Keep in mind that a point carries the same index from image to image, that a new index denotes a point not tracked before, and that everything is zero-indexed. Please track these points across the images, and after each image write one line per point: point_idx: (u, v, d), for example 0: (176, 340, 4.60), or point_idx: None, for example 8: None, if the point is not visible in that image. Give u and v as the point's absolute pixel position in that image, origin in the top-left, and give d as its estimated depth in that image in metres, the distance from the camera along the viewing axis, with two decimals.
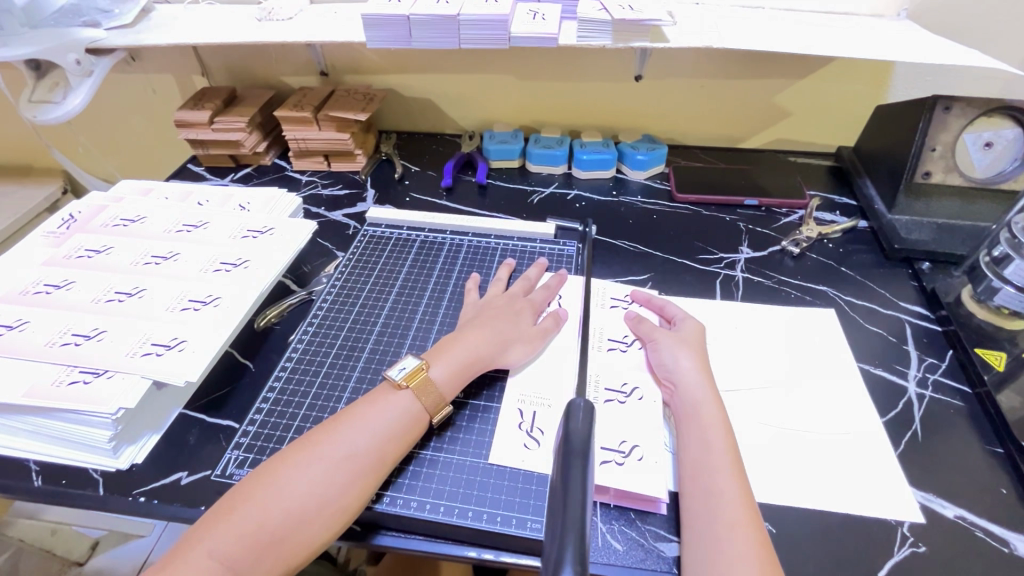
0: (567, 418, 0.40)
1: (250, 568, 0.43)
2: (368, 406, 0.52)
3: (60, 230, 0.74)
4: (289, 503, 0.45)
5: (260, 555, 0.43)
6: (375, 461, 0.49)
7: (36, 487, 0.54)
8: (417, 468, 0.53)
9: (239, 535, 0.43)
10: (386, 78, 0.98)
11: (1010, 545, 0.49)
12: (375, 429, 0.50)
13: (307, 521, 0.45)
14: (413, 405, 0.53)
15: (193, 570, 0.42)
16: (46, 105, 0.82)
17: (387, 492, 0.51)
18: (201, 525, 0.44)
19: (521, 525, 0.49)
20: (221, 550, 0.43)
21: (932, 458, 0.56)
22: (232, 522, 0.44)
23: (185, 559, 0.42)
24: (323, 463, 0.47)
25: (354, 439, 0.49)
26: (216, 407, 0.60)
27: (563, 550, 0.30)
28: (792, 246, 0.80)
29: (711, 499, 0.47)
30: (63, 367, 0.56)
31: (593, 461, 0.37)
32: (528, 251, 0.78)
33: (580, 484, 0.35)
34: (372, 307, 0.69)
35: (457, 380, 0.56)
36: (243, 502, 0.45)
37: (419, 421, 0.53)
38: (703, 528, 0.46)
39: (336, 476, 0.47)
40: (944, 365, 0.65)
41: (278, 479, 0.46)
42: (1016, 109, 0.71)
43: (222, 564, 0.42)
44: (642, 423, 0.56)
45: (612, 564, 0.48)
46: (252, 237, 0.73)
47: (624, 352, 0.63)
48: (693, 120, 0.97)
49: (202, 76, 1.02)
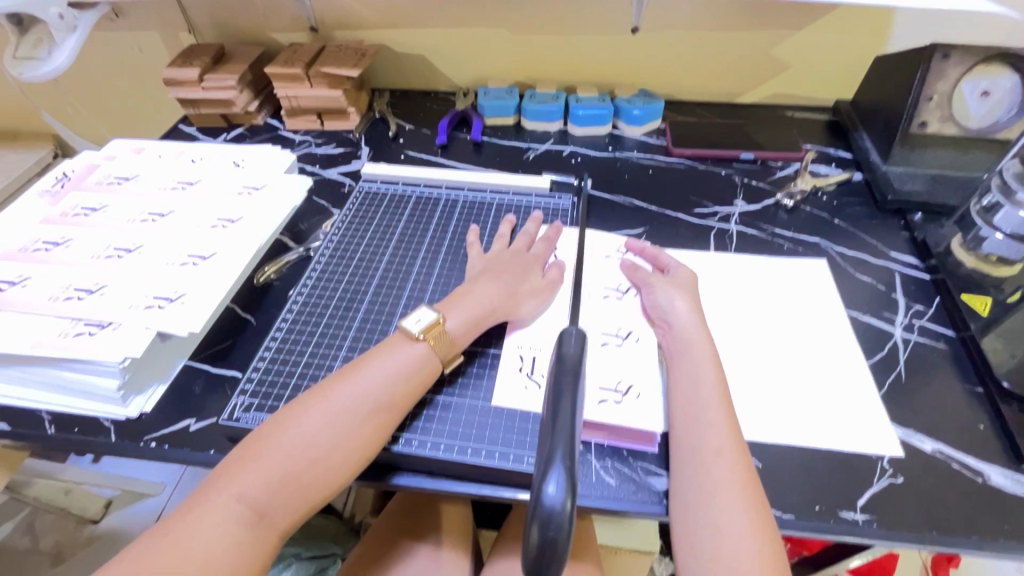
0: (561, 342, 0.43)
1: (275, 509, 0.45)
2: (378, 356, 0.53)
3: (54, 189, 0.74)
4: (307, 447, 0.47)
5: (285, 495, 0.45)
6: (385, 406, 0.51)
7: (49, 434, 0.55)
8: (423, 410, 0.55)
9: (262, 480, 0.45)
10: (377, 33, 0.96)
11: (984, 475, 0.52)
12: (388, 379, 0.52)
13: (326, 465, 0.47)
14: (428, 356, 0.54)
15: (221, 512, 0.44)
16: (31, 62, 0.80)
17: (402, 434, 0.53)
18: (222, 470, 0.46)
19: (519, 459, 0.52)
20: (246, 494, 0.44)
21: (914, 398, 0.58)
22: (254, 466, 0.45)
23: (211, 501, 0.44)
24: (338, 410, 0.49)
25: (367, 387, 0.51)
26: (219, 358, 0.62)
27: (553, 456, 0.33)
28: (786, 199, 0.80)
29: (702, 431, 0.50)
30: (68, 320, 0.57)
31: (583, 379, 0.40)
32: (523, 206, 0.78)
33: (570, 404, 0.37)
34: (370, 260, 0.70)
35: (470, 331, 0.57)
36: (261, 447, 0.47)
37: (429, 370, 0.54)
38: (692, 456, 0.48)
39: (352, 422, 0.49)
40: (931, 311, 0.66)
41: (295, 426, 0.48)
42: (1015, 56, 0.71)
43: (249, 506, 0.44)
44: (636, 364, 0.58)
45: (605, 497, 0.50)
46: (247, 194, 0.73)
47: (620, 300, 0.64)
48: (690, 73, 0.95)
49: (188, 33, 0.99)
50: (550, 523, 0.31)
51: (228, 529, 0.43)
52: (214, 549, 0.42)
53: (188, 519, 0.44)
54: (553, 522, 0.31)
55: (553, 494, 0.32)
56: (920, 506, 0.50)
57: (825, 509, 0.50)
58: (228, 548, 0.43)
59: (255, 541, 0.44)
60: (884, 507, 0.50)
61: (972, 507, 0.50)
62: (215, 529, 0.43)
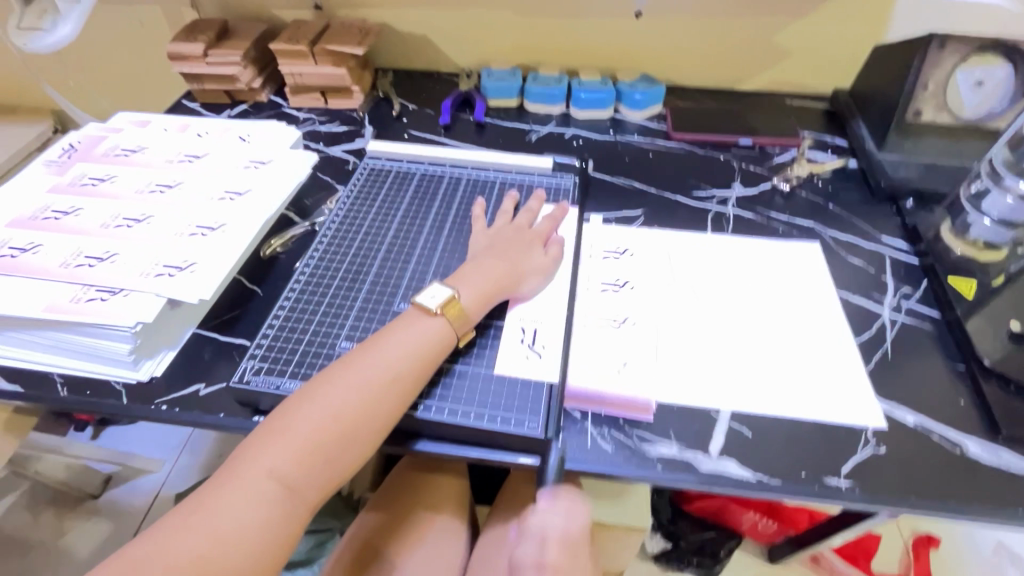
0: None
1: (306, 482, 0.46)
2: (398, 332, 0.55)
3: (61, 160, 0.74)
4: (337, 423, 0.48)
5: (315, 469, 0.47)
6: (409, 382, 0.52)
7: (61, 396, 0.57)
8: (439, 379, 0.57)
9: (292, 455, 0.46)
10: (381, 12, 0.96)
11: (962, 446, 0.55)
12: (409, 354, 0.53)
13: (353, 440, 0.49)
14: (440, 327, 0.56)
15: (252, 488, 0.45)
16: (37, 33, 0.80)
17: (423, 401, 0.55)
18: (252, 447, 0.47)
19: (520, 424, 0.53)
20: (278, 469, 0.46)
21: (900, 374, 0.60)
22: (285, 443, 0.47)
23: (243, 477, 0.45)
24: (363, 385, 0.50)
25: (389, 362, 0.52)
26: (228, 326, 0.64)
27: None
28: (783, 184, 0.82)
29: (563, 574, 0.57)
30: (79, 286, 0.58)
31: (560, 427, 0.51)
32: (526, 185, 0.79)
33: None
34: (375, 236, 0.71)
35: (480, 304, 0.59)
36: (290, 424, 0.47)
37: (445, 343, 0.56)
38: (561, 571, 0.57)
39: (376, 398, 0.50)
40: (917, 294, 0.69)
41: (320, 402, 0.49)
42: (1007, 46, 0.73)
43: (281, 480, 0.45)
44: (627, 342, 0.61)
45: (600, 461, 0.53)
46: (254, 167, 0.74)
47: (616, 294, 0.66)
48: (691, 58, 0.96)
49: (191, 9, 0.99)
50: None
51: (261, 503, 0.44)
52: (248, 522, 0.44)
53: (218, 494, 0.44)
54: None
55: None
56: (900, 474, 0.52)
57: (810, 476, 0.52)
58: (263, 521, 0.44)
59: (288, 514, 0.45)
60: (866, 474, 0.52)
61: (949, 475, 0.52)
62: (248, 505, 0.44)
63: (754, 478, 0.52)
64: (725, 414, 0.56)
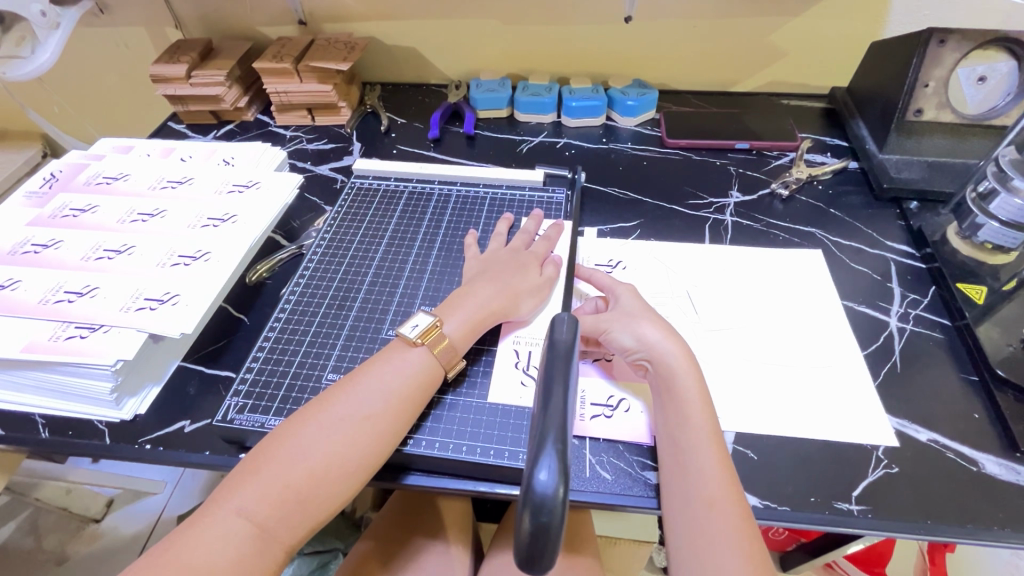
0: (552, 329, 0.47)
1: (277, 524, 0.44)
2: (380, 364, 0.53)
3: (42, 190, 0.73)
4: (312, 461, 0.46)
5: (289, 511, 0.44)
6: (392, 418, 0.50)
7: (43, 438, 0.55)
8: (430, 410, 0.55)
9: (262, 493, 0.44)
10: (366, 26, 0.95)
11: (978, 464, 0.52)
12: (390, 388, 0.51)
13: (330, 480, 0.46)
14: (425, 359, 0.53)
15: (222, 528, 0.43)
16: (14, 61, 0.78)
17: (412, 435, 0.53)
18: (226, 486, 0.45)
19: (514, 457, 0.52)
20: (247, 508, 0.44)
21: (908, 386, 0.58)
22: (258, 481, 0.45)
23: (214, 516, 0.43)
24: (341, 424, 0.48)
25: (367, 398, 0.50)
26: (214, 358, 0.62)
27: (545, 444, 0.37)
28: (782, 189, 0.80)
29: (691, 473, 0.48)
30: (59, 323, 0.57)
31: (576, 363, 0.44)
32: (518, 200, 0.77)
33: (561, 402, 0.40)
34: (362, 259, 0.70)
35: (470, 335, 0.57)
36: (267, 463, 0.46)
37: (431, 376, 0.53)
38: (675, 468, 0.49)
39: (356, 435, 0.48)
40: (926, 301, 0.66)
41: (295, 438, 0.47)
42: (1010, 40, 0.70)
43: (253, 522, 0.43)
44: (624, 376, 0.59)
45: (600, 492, 0.51)
46: (238, 191, 0.72)
47: None
48: (684, 61, 0.94)
49: (175, 29, 0.98)
50: (542, 509, 0.35)
51: (230, 542, 0.42)
52: (214, 563, 0.42)
53: (190, 537, 0.43)
54: (546, 508, 0.35)
55: (546, 481, 0.35)
56: (915, 496, 0.50)
57: (820, 501, 0.50)
58: (229, 562, 0.42)
59: (259, 558, 0.43)
60: (878, 496, 0.50)
61: (965, 496, 0.50)
62: (216, 544, 0.42)
63: (760, 505, 0.50)
64: (730, 436, 0.54)
